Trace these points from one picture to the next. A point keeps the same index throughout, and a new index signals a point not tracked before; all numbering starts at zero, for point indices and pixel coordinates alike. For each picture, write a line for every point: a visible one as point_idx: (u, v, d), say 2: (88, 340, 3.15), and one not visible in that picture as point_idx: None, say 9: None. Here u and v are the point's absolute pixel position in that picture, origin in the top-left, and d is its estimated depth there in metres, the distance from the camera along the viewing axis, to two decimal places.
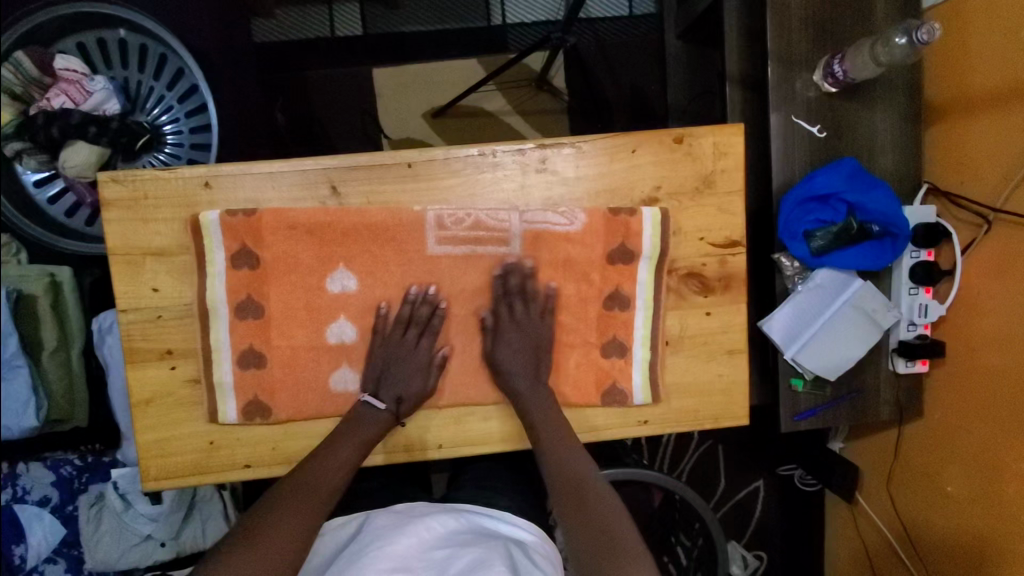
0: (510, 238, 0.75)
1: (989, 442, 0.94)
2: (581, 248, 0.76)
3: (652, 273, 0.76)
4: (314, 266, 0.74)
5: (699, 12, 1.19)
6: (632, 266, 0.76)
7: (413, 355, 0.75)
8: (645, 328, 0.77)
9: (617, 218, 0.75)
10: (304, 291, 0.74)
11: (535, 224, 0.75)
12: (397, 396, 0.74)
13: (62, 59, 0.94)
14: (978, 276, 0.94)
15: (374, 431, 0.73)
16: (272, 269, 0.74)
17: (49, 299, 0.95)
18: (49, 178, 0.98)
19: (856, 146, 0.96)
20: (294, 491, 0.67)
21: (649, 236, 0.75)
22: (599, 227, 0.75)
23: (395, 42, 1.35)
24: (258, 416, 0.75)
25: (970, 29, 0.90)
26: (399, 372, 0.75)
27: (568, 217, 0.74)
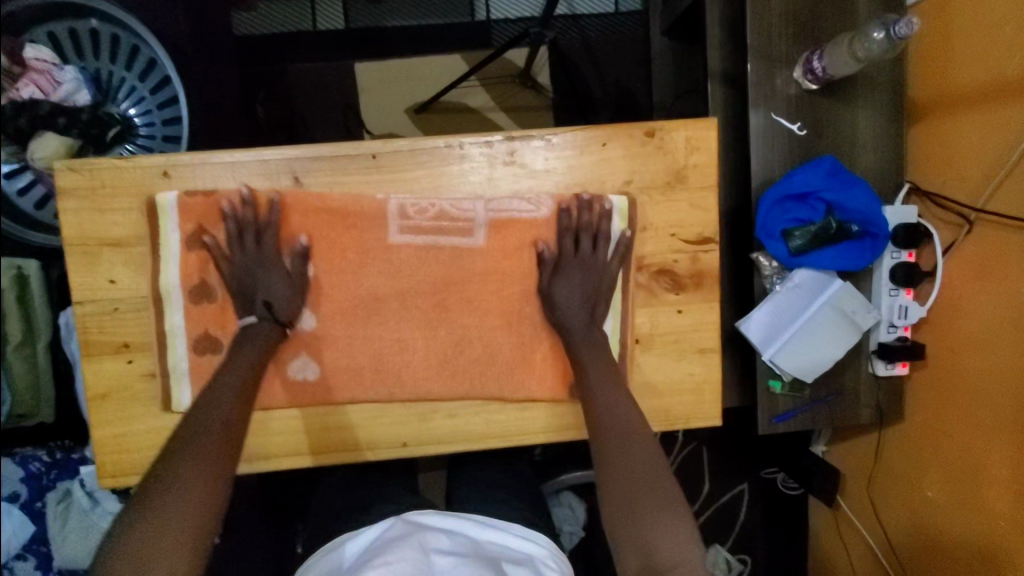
0: (475, 227, 0.73)
1: (969, 445, 0.93)
2: (548, 239, 0.74)
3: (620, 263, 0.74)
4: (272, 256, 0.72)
5: (683, 9, 1.18)
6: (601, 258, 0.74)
7: (263, 260, 0.70)
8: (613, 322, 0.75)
9: (584, 208, 0.73)
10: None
11: (501, 212, 0.73)
12: (265, 302, 0.70)
13: (33, 48, 0.93)
14: (958, 277, 0.93)
15: (263, 346, 0.70)
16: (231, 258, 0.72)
17: (15, 293, 0.94)
18: (19, 170, 0.96)
19: (836, 144, 0.95)
20: (216, 413, 0.65)
21: (616, 226, 0.73)
22: (566, 215, 0.73)
23: (379, 37, 1.35)
24: None
25: (955, 23, 0.88)
26: (258, 276, 0.70)
27: (535, 203, 0.73)
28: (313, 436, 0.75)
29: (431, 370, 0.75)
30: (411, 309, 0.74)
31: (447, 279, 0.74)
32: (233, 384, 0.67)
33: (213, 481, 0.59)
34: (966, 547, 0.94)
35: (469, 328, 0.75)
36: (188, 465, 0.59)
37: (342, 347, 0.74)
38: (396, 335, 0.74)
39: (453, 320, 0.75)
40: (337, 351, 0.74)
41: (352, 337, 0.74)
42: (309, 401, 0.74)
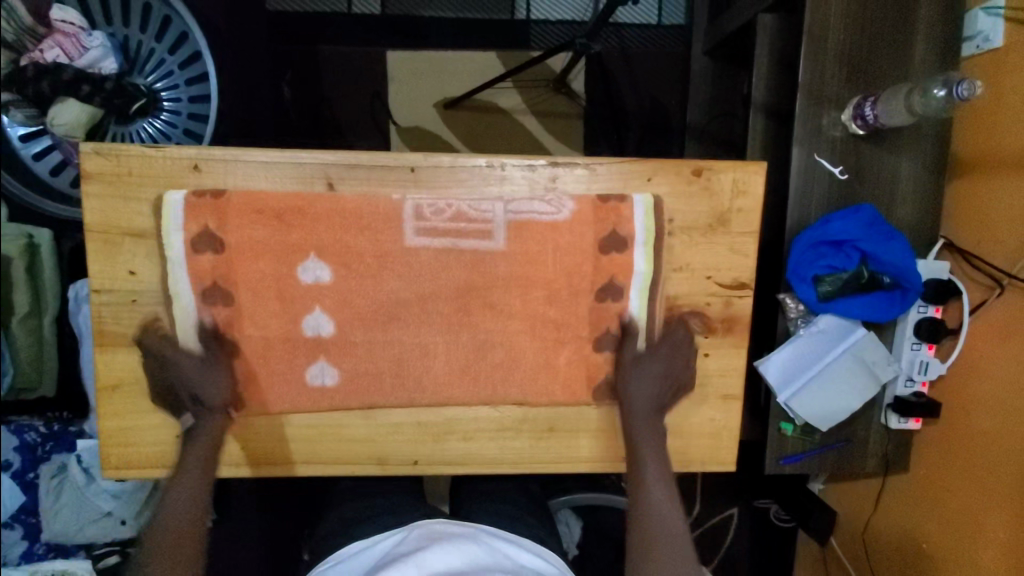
0: (494, 229, 0.69)
1: (972, 506, 0.93)
2: (570, 238, 0.70)
3: (649, 261, 0.70)
4: (284, 254, 0.69)
5: (730, 31, 1.16)
6: (627, 255, 0.70)
7: (203, 367, 0.70)
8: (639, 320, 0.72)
9: (607, 205, 0.70)
10: (276, 283, 0.69)
11: (520, 213, 0.69)
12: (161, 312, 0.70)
13: (60, 9, 0.90)
14: (983, 339, 0.92)
15: (209, 439, 0.70)
16: (238, 255, 0.69)
17: (23, 264, 0.90)
18: (36, 135, 0.94)
19: (876, 192, 0.93)
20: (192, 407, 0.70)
21: (641, 222, 0.70)
22: (587, 215, 0.70)
23: (415, 26, 1.31)
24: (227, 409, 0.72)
25: (1010, 82, 0.85)
26: (193, 378, 0.70)
27: (556, 205, 0.69)
28: (324, 444, 0.74)
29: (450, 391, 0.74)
30: (432, 329, 0.71)
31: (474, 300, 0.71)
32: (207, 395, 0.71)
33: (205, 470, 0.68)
34: None
35: (494, 354, 0.72)
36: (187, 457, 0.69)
37: (361, 359, 0.72)
38: (418, 339, 0.72)
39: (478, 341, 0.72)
40: (355, 362, 0.72)
41: (372, 347, 0.71)
42: (324, 407, 0.73)
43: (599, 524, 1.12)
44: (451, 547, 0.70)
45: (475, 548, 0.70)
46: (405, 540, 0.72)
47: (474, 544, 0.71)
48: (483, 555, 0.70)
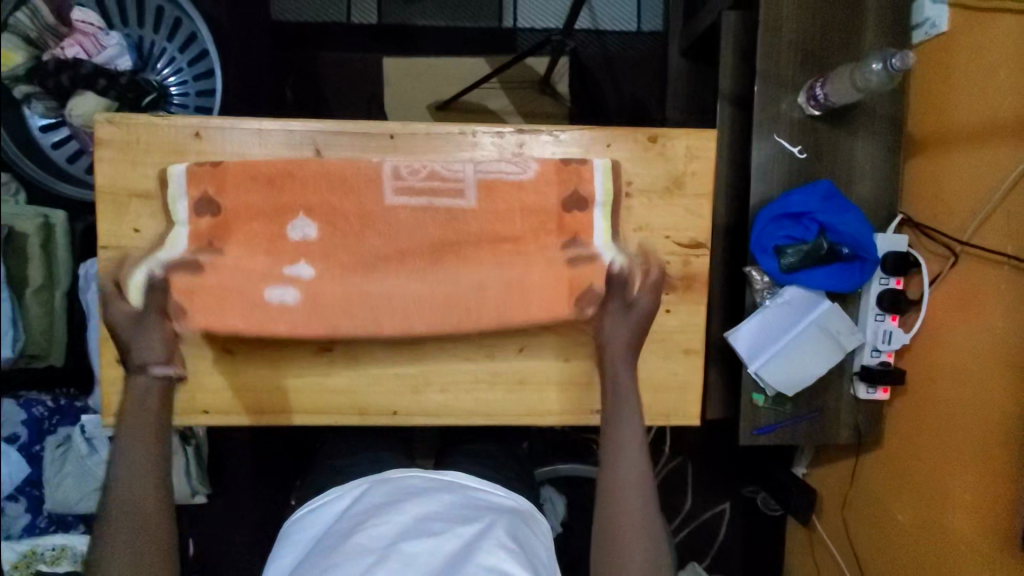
0: (466, 187, 0.74)
1: (939, 472, 0.95)
2: (537, 198, 0.74)
3: (607, 219, 0.76)
4: (273, 214, 0.74)
5: (700, 32, 1.24)
6: (588, 214, 0.75)
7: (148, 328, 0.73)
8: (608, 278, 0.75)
9: (569, 166, 0.74)
10: (267, 241, 0.74)
11: (489, 172, 0.74)
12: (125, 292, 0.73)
13: (80, 11, 0.99)
14: (942, 308, 0.96)
15: (152, 394, 0.72)
16: (233, 218, 0.74)
17: (38, 240, 0.98)
18: (55, 125, 1.02)
19: (835, 170, 0.99)
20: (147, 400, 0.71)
21: (602, 182, 0.75)
22: (552, 175, 0.74)
23: (408, 34, 1.41)
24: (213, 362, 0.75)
25: (954, 64, 0.92)
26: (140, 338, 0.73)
27: (522, 165, 0.74)
28: (308, 395, 0.79)
29: (427, 343, 0.79)
30: (411, 284, 0.77)
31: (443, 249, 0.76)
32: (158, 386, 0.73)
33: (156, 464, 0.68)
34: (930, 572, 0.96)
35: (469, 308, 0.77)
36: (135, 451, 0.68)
37: (344, 315, 0.77)
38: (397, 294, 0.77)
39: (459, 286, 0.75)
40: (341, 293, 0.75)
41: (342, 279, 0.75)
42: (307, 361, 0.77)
43: (583, 504, 1.14)
44: (426, 499, 0.71)
45: (449, 498, 0.72)
46: (374, 499, 0.72)
47: (447, 494, 0.73)
48: (456, 506, 0.71)
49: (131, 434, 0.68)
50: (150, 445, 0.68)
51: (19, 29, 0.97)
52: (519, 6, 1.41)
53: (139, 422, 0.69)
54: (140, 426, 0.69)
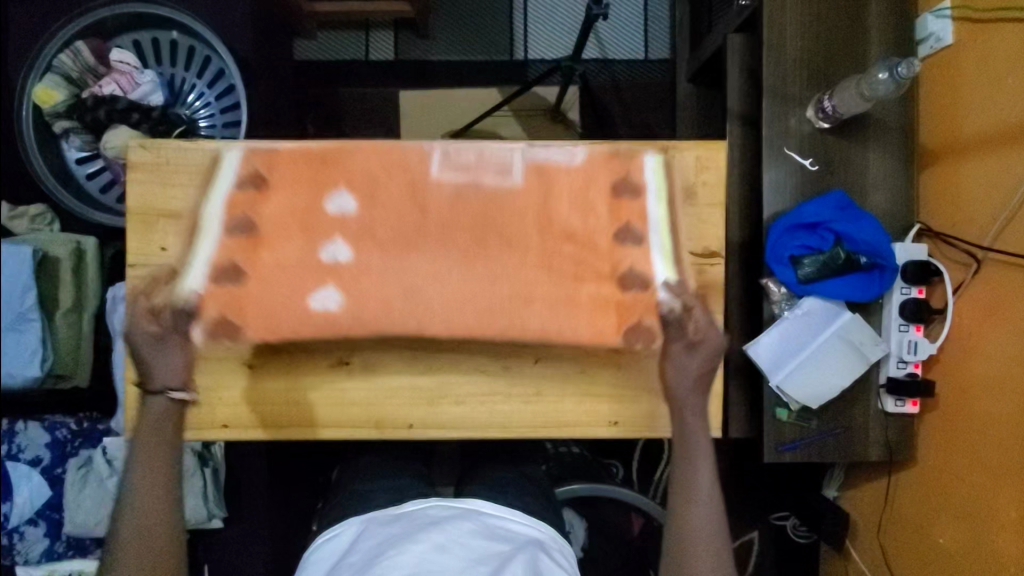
0: (512, 169, 0.75)
1: (982, 490, 0.91)
2: (579, 182, 0.76)
3: (664, 211, 0.75)
4: (317, 186, 0.74)
5: (706, 57, 1.28)
6: (638, 202, 0.75)
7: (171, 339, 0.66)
8: (662, 242, 0.74)
9: (621, 196, 0.75)
10: (303, 213, 0.74)
11: (536, 157, 0.76)
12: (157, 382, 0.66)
13: (118, 53, 1.08)
14: (969, 317, 0.94)
15: (165, 419, 0.66)
16: (276, 191, 0.74)
17: (70, 265, 1.01)
18: (91, 157, 1.08)
19: (848, 181, 0.99)
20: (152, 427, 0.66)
21: (654, 208, 0.75)
22: (599, 165, 0.76)
23: (423, 68, 1.47)
24: (228, 335, 0.72)
25: (963, 74, 0.93)
26: (166, 350, 0.66)
27: (568, 152, 0.76)
28: (326, 409, 0.78)
29: (442, 354, 0.79)
30: None
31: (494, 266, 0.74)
32: (158, 453, 0.65)
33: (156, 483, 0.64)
34: None
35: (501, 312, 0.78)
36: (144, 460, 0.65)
37: (369, 333, 0.78)
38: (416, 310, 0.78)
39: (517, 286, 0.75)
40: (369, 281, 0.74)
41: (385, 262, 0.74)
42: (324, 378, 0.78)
43: (605, 529, 1.10)
44: (446, 526, 0.68)
45: (470, 526, 0.69)
46: (393, 531, 0.69)
47: (467, 522, 0.69)
48: (480, 537, 0.68)
49: (145, 493, 0.63)
50: (155, 507, 0.63)
51: (62, 70, 1.05)
52: (530, 39, 1.47)
53: (148, 482, 0.64)
54: (146, 485, 0.64)
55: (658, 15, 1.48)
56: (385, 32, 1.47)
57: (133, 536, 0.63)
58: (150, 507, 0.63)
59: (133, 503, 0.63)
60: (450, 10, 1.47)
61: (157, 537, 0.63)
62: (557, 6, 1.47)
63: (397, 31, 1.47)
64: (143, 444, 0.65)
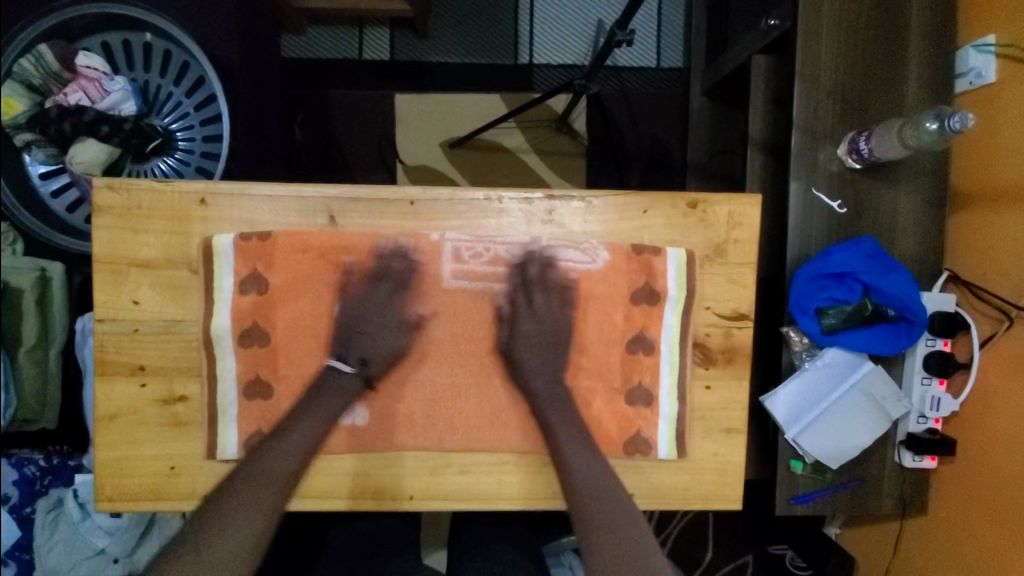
0: (530, 274, 0.71)
1: (995, 553, 0.88)
2: (604, 287, 0.72)
3: (678, 316, 0.72)
4: (324, 292, 0.70)
5: (725, 73, 1.20)
6: (657, 309, 0.72)
7: (387, 314, 0.70)
8: (672, 362, 0.72)
9: (640, 258, 0.71)
10: (313, 319, 0.70)
11: (555, 260, 0.71)
12: (361, 357, 0.69)
13: (86, 57, 0.95)
14: (995, 374, 0.90)
15: (337, 403, 0.69)
16: (281, 296, 0.69)
17: (34, 295, 0.91)
18: (55, 172, 0.97)
19: (875, 225, 0.93)
20: (276, 451, 0.67)
21: (673, 279, 0.71)
22: (621, 266, 0.71)
23: (421, 70, 1.37)
24: (259, 450, 0.71)
25: (1006, 116, 0.86)
26: (369, 333, 0.70)
27: (590, 254, 0.71)
28: (318, 477, 0.72)
29: (445, 420, 0.72)
30: (435, 361, 0.71)
31: (541, 335, 0.70)
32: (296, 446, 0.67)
33: (253, 525, 0.64)
34: None
35: (515, 376, 0.72)
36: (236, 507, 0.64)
37: (366, 396, 0.71)
38: (418, 373, 0.71)
39: (569, 363, 0.72)
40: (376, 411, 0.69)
41: (549, 391, 0.70)
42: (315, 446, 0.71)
43: None
44: None
45: None
46: None
47: None
48: None
49: (264, 473, 0.66)
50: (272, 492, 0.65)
51: (22, 76, 0.92)
52: (536, 43, 1.38)
53: (268, 466, 0.66)
54: (271, 471, 0.66)
55: (672, 21, 1.39)
56: (380, 29, 1.36)
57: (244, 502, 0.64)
58: (262, 489, 0.65)
59: (254, 478, 0.66)
60: (452, 8, 1.36)
61: (252, 519, 0.64)
62: (566, 7, 1.37)
63: (393, 29, 1.36)
64: (288, 433, 0.68)
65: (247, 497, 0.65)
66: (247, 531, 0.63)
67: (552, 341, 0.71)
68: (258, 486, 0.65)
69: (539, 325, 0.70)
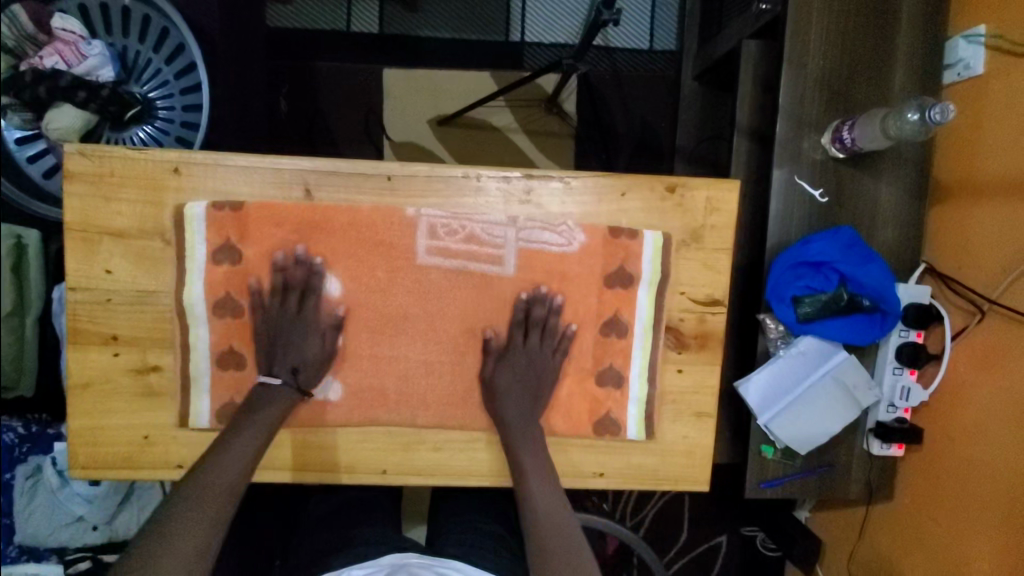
0: (505, 254, 0.71)
1: (954, 538, 0.91)
2: (579, 270, 0.71)
3: (652, 300, 0.73)
4: (297, 266, 0.70)
5: (717, 57, 1.18)
6: (631, 293, 0.72)
7: (300, 322, 0.69)
8: (644, 345, 0.73)
9: (616, 243, 0.71)
10: (287, 293, 0.70)
11: (531, 242, 0.71)
12: (293, 367, 0.69)
13: (61, 19, 0.92)
14: (964, 365, 0.91)
15: (279, 409, 0.68)
16: (254, 268, 0.69)
17: (10, 262, 0.91)
18: (32, 138, 0.95)
19: (856, 215, 0.94)
20: (229, 457, 0.63)
21: (649, 262, 0.72)
22: (596, 249, 0.71)
23: (409, 43, 1.34)
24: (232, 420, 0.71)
25: (990, 110, 0.86)
26: (290, 341, 0.69)
27: (567, 236, 0.71)
28: (290, 451, 0.73)
29: (418, 398, 0.72)
30: (408, 339, 0.71)
31: (522, 378, 0.71)
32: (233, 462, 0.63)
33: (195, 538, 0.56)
34: None
35: (494, 356, 0.72)
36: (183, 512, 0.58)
37: (340, 371, 0.71)
38: (392, 351, 0.71)
39: (533, 335, 0.72)
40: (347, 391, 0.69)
41: (525, 428, 0.70)
42: (288, 420, 0.72)
43: None
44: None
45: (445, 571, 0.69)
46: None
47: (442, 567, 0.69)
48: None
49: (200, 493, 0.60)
50: (225, 499, 0.60)
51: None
52: (528, 19, 1.35)
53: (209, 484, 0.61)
54: (212, 487, 0.60)
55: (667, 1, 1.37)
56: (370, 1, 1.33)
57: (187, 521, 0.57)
58: (215, 498, 0.60)
59: (200, 491, 0.60)
60: None
61: (198, 531, 0.57)
62: None
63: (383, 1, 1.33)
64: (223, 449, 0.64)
65: (192, 512, 0.58)
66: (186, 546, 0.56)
67: (532, 383, 0.71)
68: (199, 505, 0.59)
69: (589, 355, 0.72)
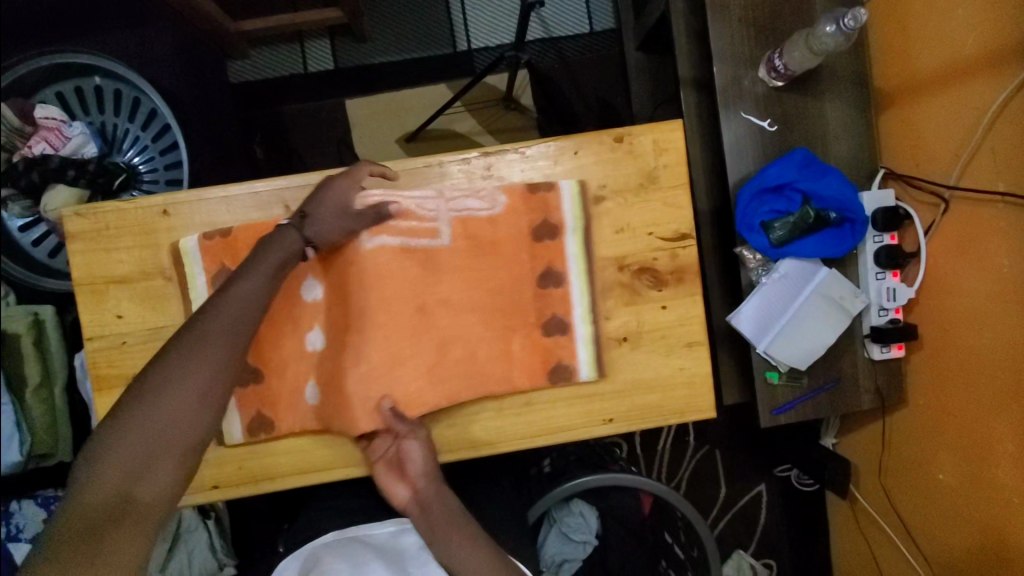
0: (440, 229, 0.76)
1: (975, 425, 0.92)
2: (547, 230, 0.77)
3: (580, 244, 0.77)
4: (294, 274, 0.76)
5: (651, 24, 1.24)
6: (559, 241, 0.77)
7: (335, 189, 0.72)
8: (582, 297, 0.77)
9: (536, 195, 0.76)
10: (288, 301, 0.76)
11: (460, 210, 0.76)
12: (302, 215, 0.72)
13: (42, 108, 0.99)
14: (942, 255, 0.95)
15: (280, 247, 0.69)
16: None
17: (32, 338, 0.96)
18: (34, 223, 1.01)
19: (809, 137, 0.98)
20: (244, 309, 0.65)
21: (570, 208, 0.77)
22: (519, 206, 0.76)
23: (364, 72, 1.42)
24: (262, 431, 0.76)
25: (910, 11, 0.91)
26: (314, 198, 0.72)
27: (489, 200, 0.76)
28: (316, 453, 0.77)
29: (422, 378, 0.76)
30: (405, 325, 0.77)
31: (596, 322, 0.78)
32: (197, 390, 0.60)
33: (214, 380, 0.61)
34: (997, 532, 0.89)
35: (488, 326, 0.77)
36: (195, 360, 0.61)
37: None
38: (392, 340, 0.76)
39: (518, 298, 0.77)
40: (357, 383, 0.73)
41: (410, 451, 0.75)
42: (309, 423, 0.76)
43: None
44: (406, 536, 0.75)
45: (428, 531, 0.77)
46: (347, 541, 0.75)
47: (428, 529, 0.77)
48: None
49: (154, 432, 0.58)
50: (223, 371, 0.62)
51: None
52: (471, 27, 1.42)
53: (170, 421, 0.59)
54: (211, 354, 0.62)
55: None
56: (321, 41, 1.41)
57: (112, 460, 0.56)
58: (224, 345, 0.63)
59: (213, 334, 0.63)
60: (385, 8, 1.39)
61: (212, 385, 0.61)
62: None
63: (333, 38, 1.41)
64: (195, 358, 0.61)
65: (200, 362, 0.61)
66: (197, 394, 0.60)
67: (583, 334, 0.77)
68: (153, 454, 0.58)
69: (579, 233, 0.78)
